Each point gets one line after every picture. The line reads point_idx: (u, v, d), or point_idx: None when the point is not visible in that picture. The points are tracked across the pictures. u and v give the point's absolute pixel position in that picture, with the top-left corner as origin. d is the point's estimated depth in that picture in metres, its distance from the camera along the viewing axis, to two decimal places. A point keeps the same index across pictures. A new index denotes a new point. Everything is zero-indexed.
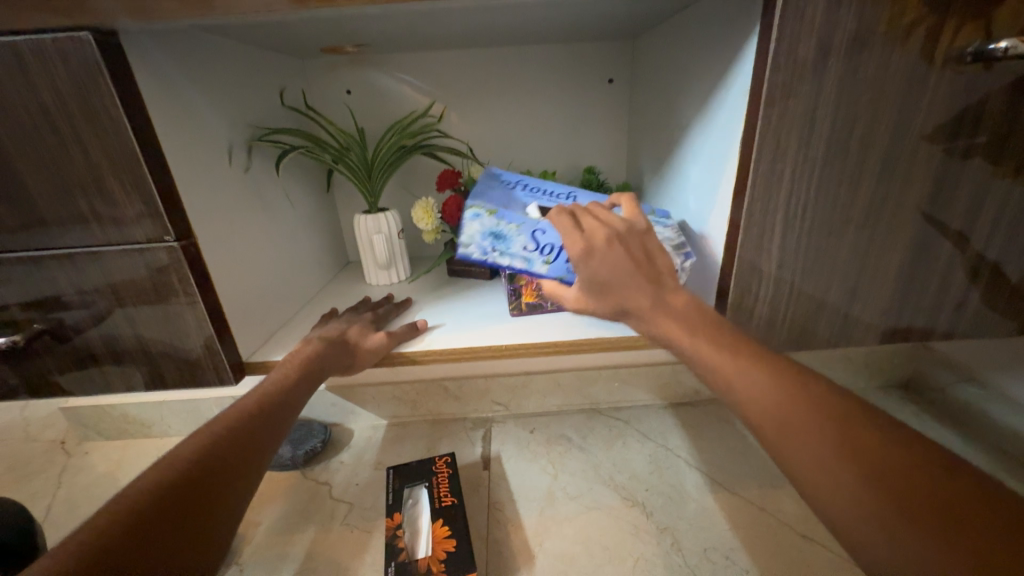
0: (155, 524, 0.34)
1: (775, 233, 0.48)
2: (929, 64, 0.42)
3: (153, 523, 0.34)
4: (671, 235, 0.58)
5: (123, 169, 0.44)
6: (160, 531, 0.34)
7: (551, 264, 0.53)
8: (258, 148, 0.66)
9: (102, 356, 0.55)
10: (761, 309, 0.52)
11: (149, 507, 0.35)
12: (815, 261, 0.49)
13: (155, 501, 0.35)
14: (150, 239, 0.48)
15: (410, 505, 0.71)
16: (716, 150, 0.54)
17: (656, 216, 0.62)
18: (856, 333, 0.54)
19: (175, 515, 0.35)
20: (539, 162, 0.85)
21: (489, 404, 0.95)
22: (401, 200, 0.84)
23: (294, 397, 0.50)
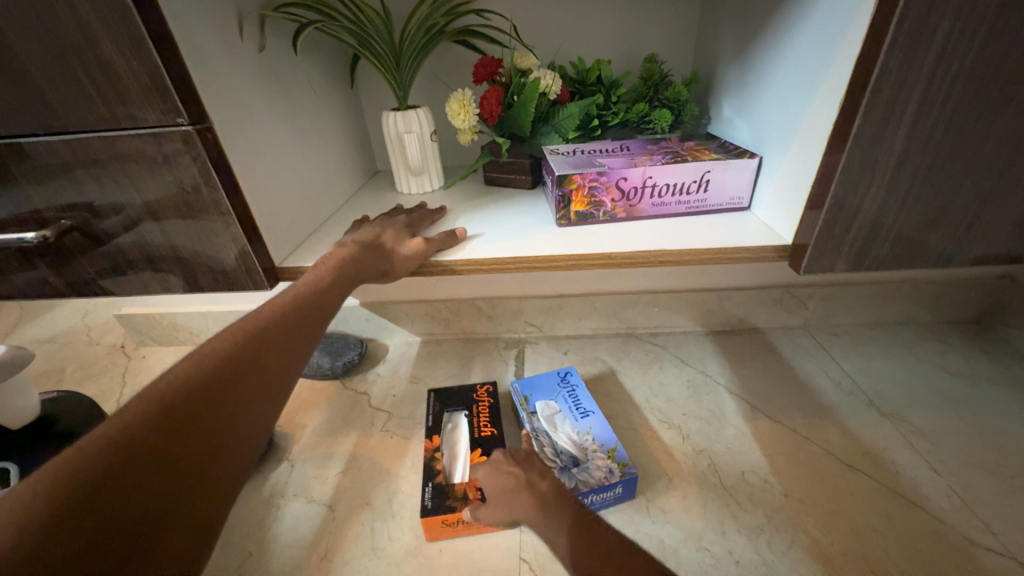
0: (192, 421, 0.33)
1: (904, 120, 0.39)
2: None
3: (196, 417, 0.33)
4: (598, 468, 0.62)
5: (118, 31, 0.39)
6: (192, 431, 0.33)
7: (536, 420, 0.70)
8: (271, 24, 0.58)
9: (134, 257, 0.53)
10: (865, 217, 0.44)
11: (191, 400, 0.33)
12: (947, 157, 0.41)
13: (186, 400, 0.33)
14: (161, 122, 0.43)
15: (449, 430, 0.71)
16: (835, 8, 0.42)
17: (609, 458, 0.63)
18: (974, 250, 0.46)
19: (209, 415, 0.34)
20: (591, 51, 0.73)
21: (522, 325, 0.93)
22: (433, 97, 0.75)
23: (329, 304, 0.47)
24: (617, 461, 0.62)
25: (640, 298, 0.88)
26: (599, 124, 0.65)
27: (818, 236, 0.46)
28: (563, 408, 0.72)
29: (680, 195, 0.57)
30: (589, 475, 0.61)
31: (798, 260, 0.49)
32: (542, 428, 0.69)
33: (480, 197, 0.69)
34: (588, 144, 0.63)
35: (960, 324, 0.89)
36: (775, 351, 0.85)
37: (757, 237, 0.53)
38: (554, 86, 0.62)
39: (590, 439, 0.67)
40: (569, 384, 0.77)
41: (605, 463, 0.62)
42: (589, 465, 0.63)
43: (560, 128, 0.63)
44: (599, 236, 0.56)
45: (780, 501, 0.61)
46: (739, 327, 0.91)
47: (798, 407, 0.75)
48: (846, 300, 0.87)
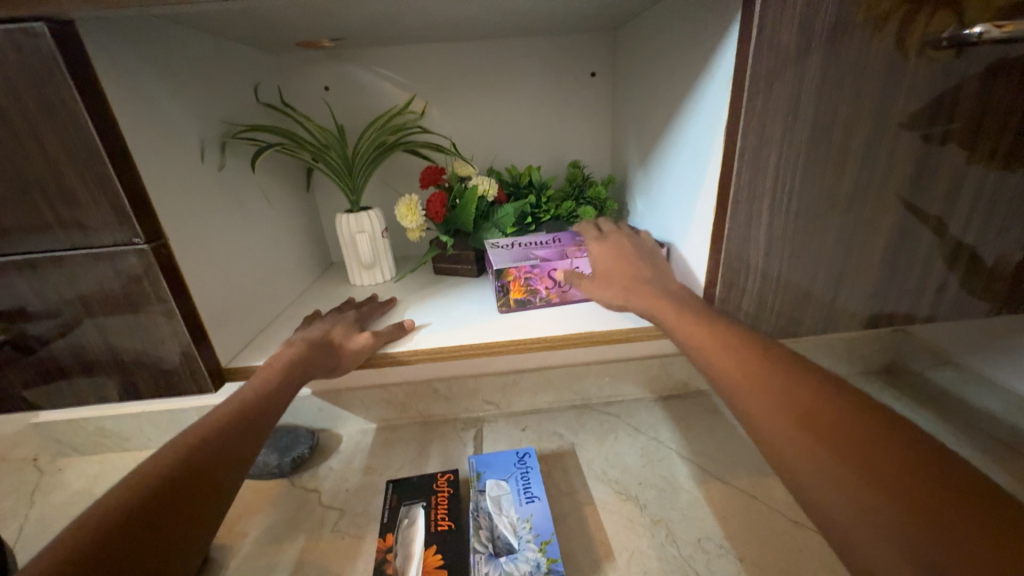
0: (127, 546, 0.32)
1: (761, 221, 0.50)
2: (895, 51, 0.44)
3: (131, 541, 0.33)
4: (520, 568, 0.61)
5: (84, 167, 0.43)
6: (126, 557, 0.32)
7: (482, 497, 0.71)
8: (233, 145, 0.64)
9: (70, 367, 0.53)
10: (751, 295, 0.53)
11: (127, 523, 0.33)
12: (801, 248, 0.51)
13: (122, 524, 0.33)
14: (116, 240, 0.46)
15: (405, 527, 0.68)
16: (702, 139, 0.55)
17: (534, 556, 0.62)
18: (843, 318, 0.56)
19: (146, 537, 0.33)
20: (524, 157, 0.85)
21: (479, 403, 0.94)
22: (384, 197, 0.82)
23: (278, 403, 0.48)
24: (547, 556, 0.61)
25: (589, 369, 0.93)
26: (533, 220, 0.74)
27: (718, 313, 0.54)
28: (512, 490, 0.72)
29: None
30: (515, 568, 0.60)
31: None
32: (484, 509, 0.69)
33: (430, 286, 0.74)
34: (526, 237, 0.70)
35: (874, 373, 0.99)
36: (718, 412, 0.91)
37: None
38: (491, 189, 0.70)
39: (528, 529, 0.66)
40: (520, 461, 0.77)
41: (534, 556, 0.62)
42: (519, 556, 0.62)
43: (499, 225, 0.71)
44: (537, 321, 0.62)
45: (737, 565, 0.62)
46: (684, 392, 0.97)
47: (743, 466, 0.79)
48: None
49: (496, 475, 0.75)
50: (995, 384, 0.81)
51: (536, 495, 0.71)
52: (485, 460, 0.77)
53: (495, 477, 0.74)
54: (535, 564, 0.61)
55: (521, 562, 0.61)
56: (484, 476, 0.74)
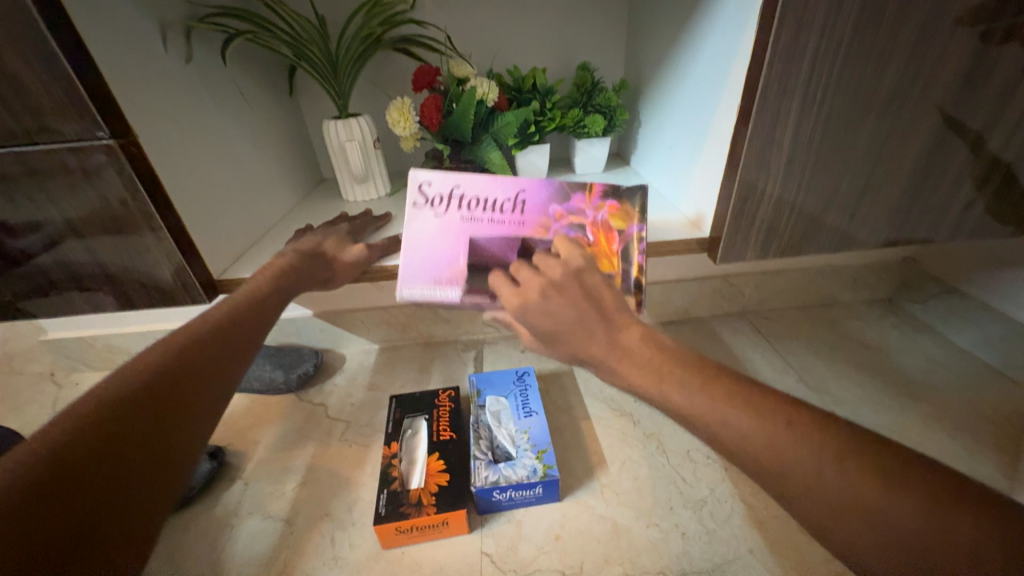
0: (127, 433, 0.33)
1: (789, 123, 0.44)
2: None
3: (131, 428, 0.33)
4: (518, 472, 0.63)
5: (25, 44, 0.38)
6: (119, 447, 0.32)
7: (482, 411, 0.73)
8: (197, 34, 0.57)
9: (59, 279, 0.51)
10: (767, 210, 0.50)
11: (125, 412, 0.33)
12: (828, 156, 0.47)
13: (110, 417, 0.33)
14: (78, 135, 0.42)
15: (409, 436, 0.71)
16: (732, 27, 0.48)
17: (530, 462, 0.64)
18: (860, 237, 0.53)
19: (145, 425, 0.34)
20: (528, 60, 0.76)
21: (480, 326, 0.95)
22: (373, 104, 0.75)
23: (267, 312, 0.47)
24: (543, 463, 0.64)
25: None
26: (536, 130, 0.69)
27: (728, 228, 0.51)
28: (511, 405, 0.75)
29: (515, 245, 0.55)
30: (513, 472, 0.63)
31: (713, 250, 0.54)
32: (484, 422, 0.72)
33: None
34: (470, 185, 0.52)
35: (876, 302, 0.99)
36: (716, 337, 0.91)
37: (679, 232, 0.59)
38: (490, 93, 0.64)
39: (525, 439, 0.68)
40: (519, 379, 0.79)
41: (531, 463, 0.64)
42: (517, 462, 0.65)
43: (499, 135, 0.66)
44: None
45: (721, 474, 0.66)
46: (683, 317, 0.97)
47: None
48: (777, 286, 0.94)
49: (496, 391, 0.77)
50: (996, 314, 0.81)
51: (535, 409, 0.74)
52: (485, 378, 0.79)
53: (494, 393, 0.76)
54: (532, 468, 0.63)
55: (518, 466, 0.64)
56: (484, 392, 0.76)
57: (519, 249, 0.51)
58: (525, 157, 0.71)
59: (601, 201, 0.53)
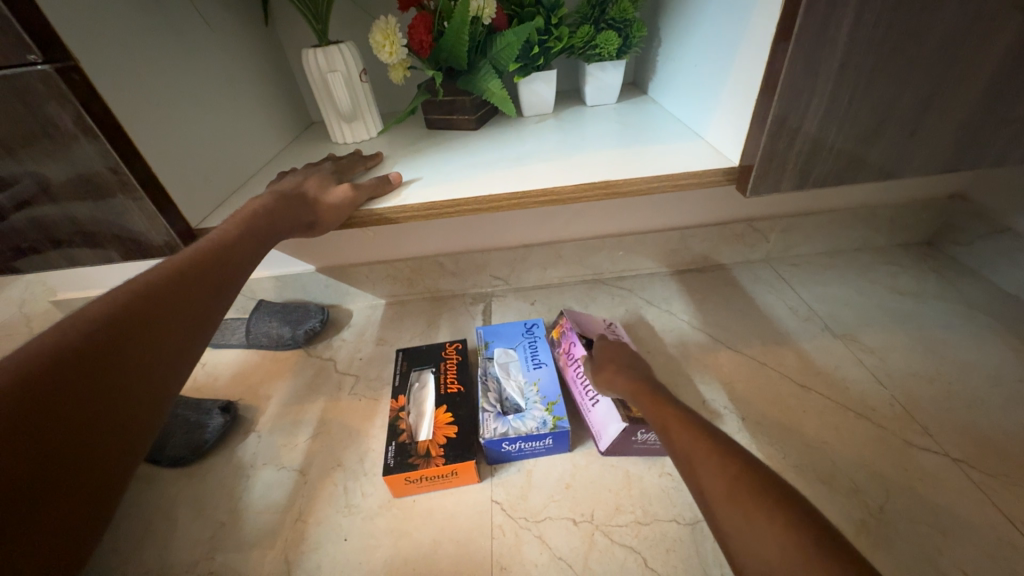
0: (92, 371, 0.31)
1: (845, 15, 0.36)
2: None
3: (95, 366, 0.31)
4: (527, 424, 0.61)
5: None
6: (72, 401, 0.29)
7: (490, 364, 0.71)
8: None
9: (36, 236, 0.48)
10: (809, 129, 0.43)
11: (90, 349, 0.31)
12: (890, 57, 0.39)
13: (61, 366, 0.30)
14: (7, 59, 0.37)
15: (416, 389, 0.69)
16: None
17: (539, 414, 0.62)
18: (918, 161, 0.46)
19: (112, 364, 0.32)
20: None
21: (488, 279, 0.90)
22: (358, 30, 0.67)
23: (238, 263, 0.44)
24: (553, 414, 0.62)
25: (604, 242, 0.86)
26: (541, 52, 0.61)
27: (762, 154, 0.44)
28: (520, 357, 0.71)
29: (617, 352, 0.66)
30: (522, 424, 0.61)
31: (744, 181, 0.48)
32: (492, 374, 0.69)
33: (422, 142, 0.64)
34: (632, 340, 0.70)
35: (915, 245, 0.91)
36: (738, 285, 0.86)
37: (707, 161, 0.52)
38: (487, 9, 0.55)
39: (535, 391, 0.66)
40: (527, 330, 0.75)
41: (540, 415, 0.62)
42: (526, 414, 0.63)
43: (498, 61, 0.58)
44: (543, 172, 0.53)
45: (739, 424, 0.63)
46: (703, 265, 0.91)
47: (758, 335, 0.76)
48: (807, 229, 0.87)
49: (503, 344, 0.74)
50: None
51: (545, 360, 0.70)
52: (493, 332, 0.75)
53: (502, 346, 0.73)
54: (541, 420, 0.61)
55: (527, 419, 0.62)
56: (492, 346, 0.73)
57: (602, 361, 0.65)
58: (529, 86, 0.64)
59: None
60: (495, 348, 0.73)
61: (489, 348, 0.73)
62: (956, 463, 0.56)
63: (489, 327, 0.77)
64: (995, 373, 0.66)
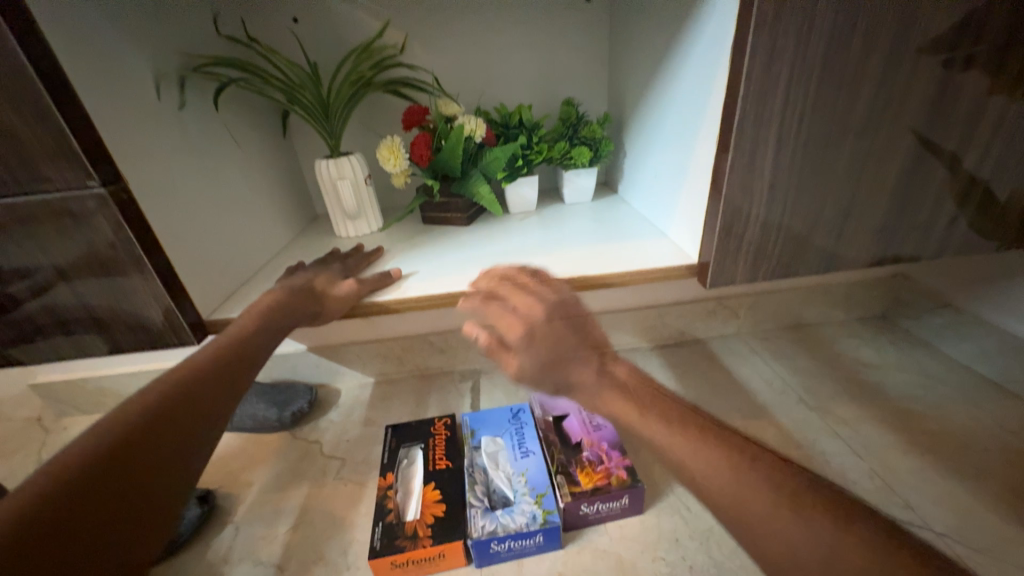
0: (124, 468, 0.33)
1: (766, 152, 0.45)
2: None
3: (126, 463, 0.33)
4: (515, 519, 0.59)
5: (23, 102, 0.37)
6: (105, 497, 0.31)
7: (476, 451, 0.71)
8: (192, 82, 0.58)
9: (48, 324, 0.48)
10: (752, 234, 0.50)
11: (122, 447, 0.34)
12: (807, 181, 0.48)
13: (95, 464, 0.32)
14: (69, 186, 0.41)
15: (405, 466, 0.70)
16: (705, 63, 0.49)
17: (527, 508, 0.61)
18: (848, 258, 0.54)
19: (143, 460, 0.34)
20: (514, 96, 0.79)
21: (476, 356, 0.94)
22: (365, 142, 0.77)
23: (252, 351, 0.48)
24: (543, 508, 0.61)
25: (585, 319, 0.91)
26: (525, 163, 0.70)
27: (716, 255, 0.52)
28: (507, 445, 0.72)
29: (586, 425, 0.73)
30: (511, 520, 0.59)
31: (704, 276, 0.55)
32: (480, 465, 0.69)
33: (418, 236, 0.72)
34: (598, 407, 0.77)
35: (871, 318, 0.99)
36: (715, 359, 0.91)
37: (672, 257, 0.59)
38: (478, 129, 0.66)
39: (523, 482, 0.65)
40: (513, 416, 0.77)
41: (529, 509, 0.60)
42: (515, 509, 0.61)
43: (487, 170, 0.67)
44: (527, 265, 0.60)
45: None
46: (680, 340, 0.96)
47: (738, 410, 0.79)
48: (771, 306, 0.95)
49: (488, 433, 0.74)
50: (993, 328, 0.81)
51: (531, 447, 0.71)
52: (478, 420, 0.77)
53: (488, 434, 0.74)
54: (528, 515, 0.60)
55: (515, 511, 0.61)
56: (478, 434, 0.74)
57: (569, 434, 0.72)
58: (515, 190, 0.73)
59: (618, 464, 0.66)
60: (481, 437, 0.73)
61: (475, 434, 0.74)
62: (939, 537, 0.57)
63: (474, 414, 0.78)
64: (961, 442, 0.70)
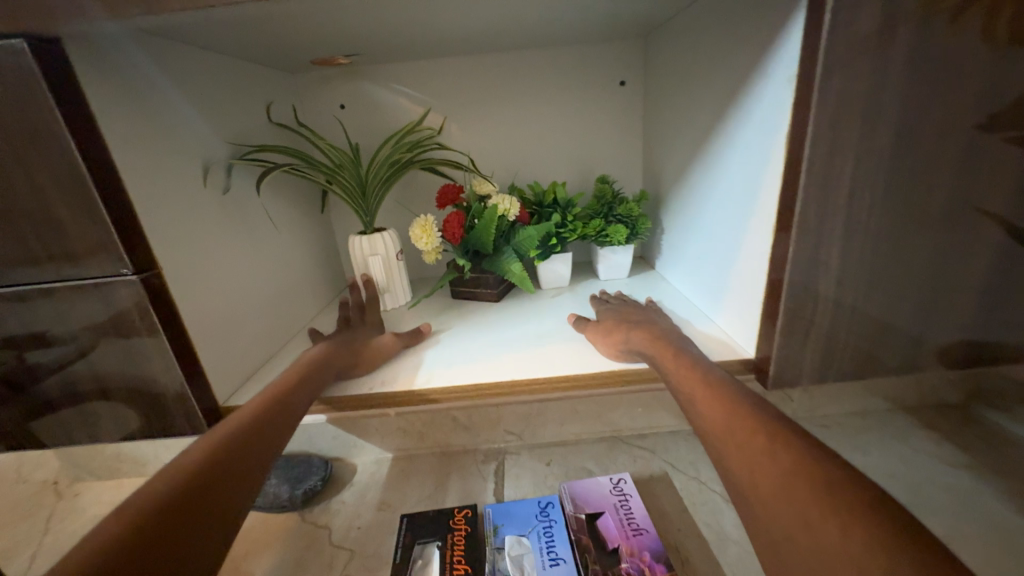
0: (167, 533, 0.32)
1: (832, 244, 0.41)
2: (1008, 40, 0.36)
3: (170, 527, 0.32)
4: None
5: (72, 196, 0.38)
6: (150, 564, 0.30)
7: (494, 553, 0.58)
8: (240, 167, 0.59)
9: (62, 402, 0.46)
10: (819, 329, 0.45)
11: (166, 511, 0.33)
12: (880, 276, 0.43)
13: (149, 524, 0.31)
14: (103, 272, 0.41)
15: (419, 569, 0.58)
16: (754, 150, 0.48)
17: None
18: (932, 356, 0.47)
19: (187, 522, 0.33)
20: (547, 172, 0.79)
21: (502, 434, 0.78)
22: (399, 217, 0.78)
23: (294, 405, 0.46)
24: None
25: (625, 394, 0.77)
26: (558, 241, 0.69)
27: (778, 352, 0.46)
28: (534, 548, 0.58)
29: (627, 527, 0.59)
30: None
31: (762, 374, 0.49)
32: (502, 573, 0.56)
33: (446, 314, 0.69)
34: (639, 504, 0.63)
35: None
36: None
37: (723, 349, 0.53)
38: (511, 210, 0.65)
39: None
40: (539, 509, 0.63)
41: None
42: None
43: (519, 248, 0.66)
44: (561, 355, 0.56)
45: None
46: None
47: None
48: None
49: (508, 530, 0.61)
50: None
51: (561, 554, 0.57)
52: (496, 511, 0.64)
53: (508, 532, 0.61)
54: None
55: None
56: (496, 531, 0.61)
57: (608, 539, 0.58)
58: (547, 267, 0.71)
59: None
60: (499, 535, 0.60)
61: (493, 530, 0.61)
62: None
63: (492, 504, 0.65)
64: None
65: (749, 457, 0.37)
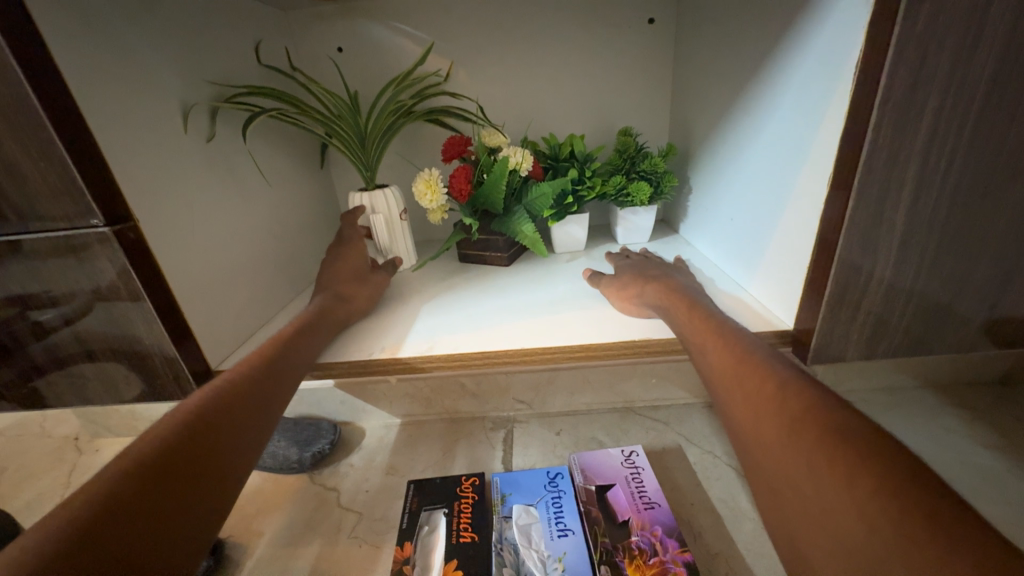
0: (159, 486, 0.30)
1: (901, 198, 0.35)
2: None
3: (161, 480, 0.31)
4: None
5: (25, 136, 0.34)
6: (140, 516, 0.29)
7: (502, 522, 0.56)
8: (224, 111, 0.55)
9: (47, 365, 0.44)
10: (873, 299, 0.39)
11: (156, 463, 0.31)
12: (956, 237, 0.36)
13: (140, 475, 0.30)
14: (71, 223, 0.37)
15: (425, 535, 0.55)
16: (810, 88, 0.41)
17: None
18: (1005, 330, 0.41)
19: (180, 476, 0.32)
20: (564, 125, 0.73)
21: (510, 402, 0.77)
22: (404, 173, 0.73)
23: (292, 363, 0.45)
24: None
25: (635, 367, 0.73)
26: (574, 200, 0.63)
27: (823, 322, 0.41)
28: (544, 518, 0.56)
29: (639, 499, 0.57)
30: None
31: (802, 347, 0.44)
32: (511, 541, 0.54)
33: (454, 277, 0.66)
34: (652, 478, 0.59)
35: None
36: None
37: (758, 319, 0.48)
38: (524, 163, 0.59)
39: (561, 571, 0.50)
40: (548, 480, 0.60)
41: None
42: None
43: (531, 207, 0.60)
44: (578, 322, 0.52)
45: None
46: None
47: None
48: None
49: (517, 501, 0.58)
50: None
51: (572, 526, 0.54)
52: (504, 481, 0.61)
53: (516, 502, 0.58)
54: None
55: None
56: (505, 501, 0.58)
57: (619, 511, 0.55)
58: (562, 228, 0.66)
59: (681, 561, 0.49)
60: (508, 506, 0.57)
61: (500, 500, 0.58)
62: None
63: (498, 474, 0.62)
64: None
65: (758, 416, 0.35)
